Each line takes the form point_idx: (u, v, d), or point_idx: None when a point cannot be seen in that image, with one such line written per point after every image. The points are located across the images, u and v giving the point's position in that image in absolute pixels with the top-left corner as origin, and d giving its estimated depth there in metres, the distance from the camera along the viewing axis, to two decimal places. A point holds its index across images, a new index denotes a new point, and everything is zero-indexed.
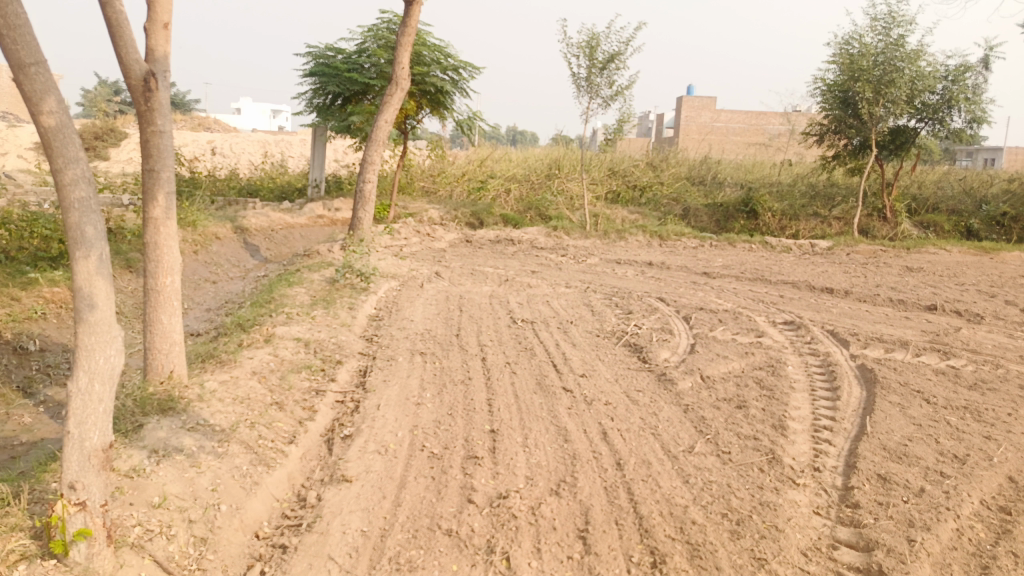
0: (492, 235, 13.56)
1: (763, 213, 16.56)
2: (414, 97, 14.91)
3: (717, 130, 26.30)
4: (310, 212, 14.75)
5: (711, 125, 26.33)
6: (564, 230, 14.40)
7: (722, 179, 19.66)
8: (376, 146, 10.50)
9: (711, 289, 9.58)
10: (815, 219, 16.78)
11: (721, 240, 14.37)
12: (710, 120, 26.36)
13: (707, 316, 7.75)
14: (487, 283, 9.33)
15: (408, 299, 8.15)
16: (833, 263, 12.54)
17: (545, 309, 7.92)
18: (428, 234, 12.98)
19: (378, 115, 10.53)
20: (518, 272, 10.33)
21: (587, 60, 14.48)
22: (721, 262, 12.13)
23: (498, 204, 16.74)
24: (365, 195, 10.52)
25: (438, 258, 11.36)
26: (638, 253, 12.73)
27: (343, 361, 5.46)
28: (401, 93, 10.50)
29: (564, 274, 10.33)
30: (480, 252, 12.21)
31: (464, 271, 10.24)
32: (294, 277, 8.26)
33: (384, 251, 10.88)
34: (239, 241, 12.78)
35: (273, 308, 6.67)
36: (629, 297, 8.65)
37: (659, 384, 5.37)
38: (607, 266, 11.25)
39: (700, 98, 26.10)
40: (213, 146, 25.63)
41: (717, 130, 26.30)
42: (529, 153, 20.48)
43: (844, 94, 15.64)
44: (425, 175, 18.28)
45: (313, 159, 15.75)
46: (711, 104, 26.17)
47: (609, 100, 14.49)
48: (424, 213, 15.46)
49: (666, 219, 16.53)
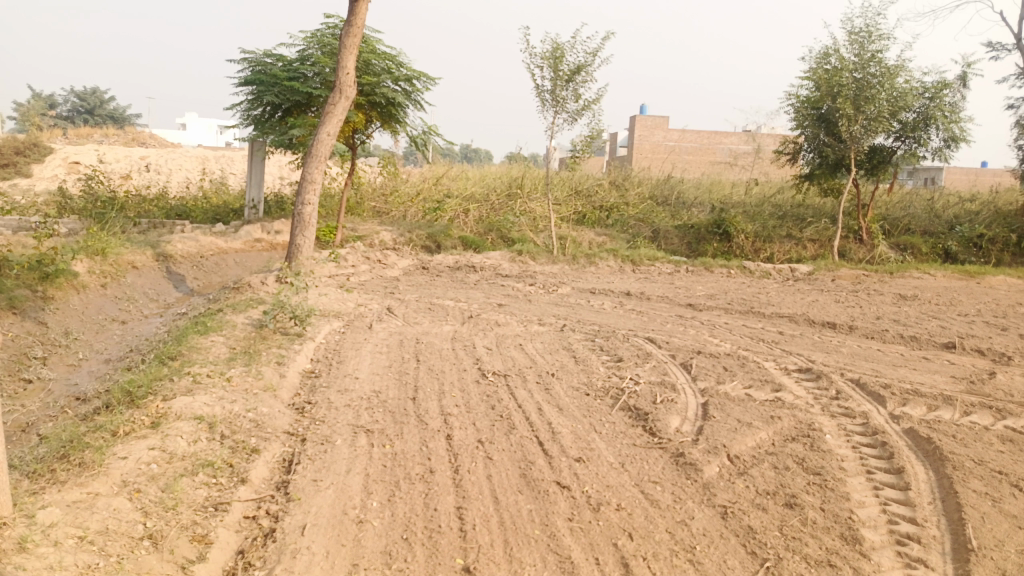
0: (450, 261, 12.30)
1: (737, 235, 15.67)
2: (363, 109, 13.57)
3: (672, 149, 25.69)
4: (246, 236, 13.26)
5: (664, 143, 25.69)
6: (529, 254, 13.20)
7: (689, 199, 18.78)
8: (317, 162, 9.12)
9: (700, 324, 8.45)
10: (789, 241, 15.98)
11: (697, 265, 13.38)
12: (663, 138, 25.70)
13: (709, 362, 6.59)
14: (447, 321, 8.03)
15: (353, 344, 6.79)
16: (820, 290, 11.62)
17: (517, 354, 6.66)
18: (379, 260, 11.62)
19: (319, 127, 9.13)
20: (482, 306, 9.07)
21: (552, 71, 13.38)
22: (702, 291, 11.07)
23: (456, 225, 15.48)
24: (304, 219, 9.11)
25: (390, 289, 10.02)
26: (611, 282, 11.59)
27: (261, 449, 4.10)
28: (346, 103, 9.16)
29: (535, 308, 9.08)
30: (437, 281, 10.90)
31: (420, 305, 8.93)
32: (215, 320, 6.83)
33: (327, 282, 9.48)
34: (162, 270, 11.17)
35: (177, 367, 5.25)
36: (613, 337, 7.46)
37: (678, 471, 4.15)
38: (581, 297, 10.08)
39: (653, 116, 25.43)
40: (147, 162, 23.79)
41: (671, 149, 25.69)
42: (488, 170, 19.29)
43: (819, 109, 15.01)
44: (376, 194, 16.92)
45: (250, 177, 14.24)
46: (664, 122, 25.51)
47: (576, 114, 13.42)
48: (375, 236, 14.12)
49: (636, 242, 15.51)
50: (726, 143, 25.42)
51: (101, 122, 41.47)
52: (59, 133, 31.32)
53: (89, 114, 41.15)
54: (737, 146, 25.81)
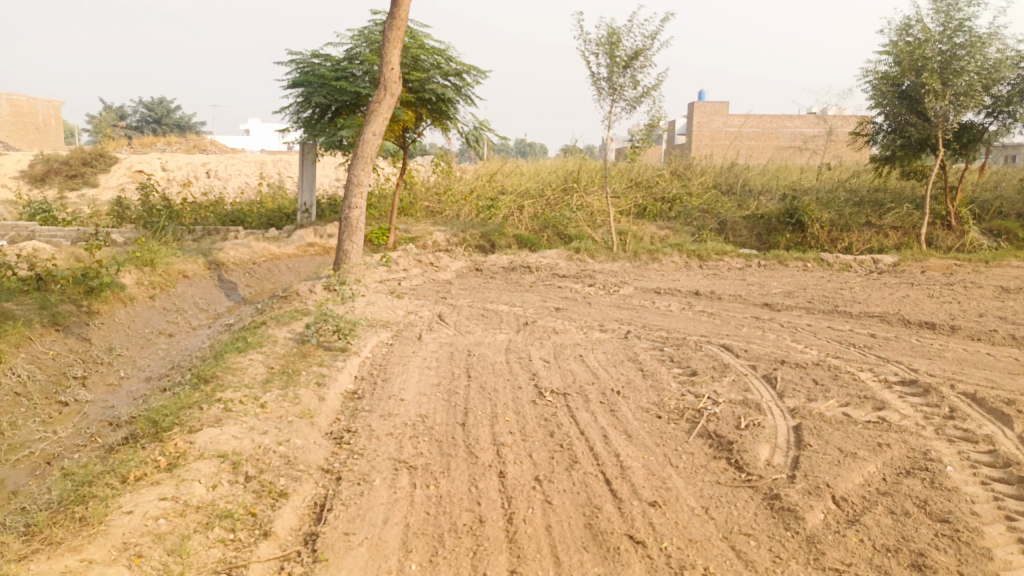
0: (505, 261, 11.77)
1: (811, 224, 14.60)
2: (413, 106, 13.15)
3: (732, 135, 24.57)
4: (299, 240, 13.06)
5: (723, 130, 24.59)
6: (588, 252, 12.55)
7: (756, 187, 17.74)
8: (363, 164, 8.68)
9: (779, 328, 7.67)
10: (869, 229, 14.84)
11: (769, 259, 12.48)
12: (722, 125, 24.59)
13: (795, 374, 5.85)
14: (502, 328, 7.49)
15: (400, 357, 6.31)
16: (909, 284, 10.59)
17: (577, 367, 6.06)
18: (431, 263, 11.17)
19: (364, 126, 8.70)
20: (538, 310, 8.50)
21: (607, 58, 12.67)
22: (777, 288, 10.21)
23: (511, 223, 14.94)
24: (351, 223, 8.70)
25: (442, 294, 9.55)
26: (676, 280, 10.84)
27: (290, 492, 3.62)
28: (391, 100, 8.69)
29: (595, 311, 8.46)
30: (491, 284, 10.38)
31: (472, 311, 8.43)
32: (257, 334, 6.45)
33: (376, 288, 9.07)
34: (213, 278, 11.00)
35: (210, 391, 4.86)
36: (684, 345, 6.77)
37: (774, 519, 3.48)
38: (645, 298, 9.39)
39: (712, 103, 24.35)
40: (207, 168, 24.06)
41: (731, 136, 24.58)
42: (542, 165, 18.69)
43: (900, 86, 13.86)
44: (429, 193, 16.53)
45: (302, 182, 14.02)
46: (723, 108, 24.40)
47: (635, 101, 12.69)
48: (428, 237, 13.74)
49: (701, 235, 14.65)
50: (789, 126, 24.09)
51: (168, 130, 42.55)
52: (125, 143, 32.13)
53: (157, 124, 42.35)
54: (802, 130, 24.44)
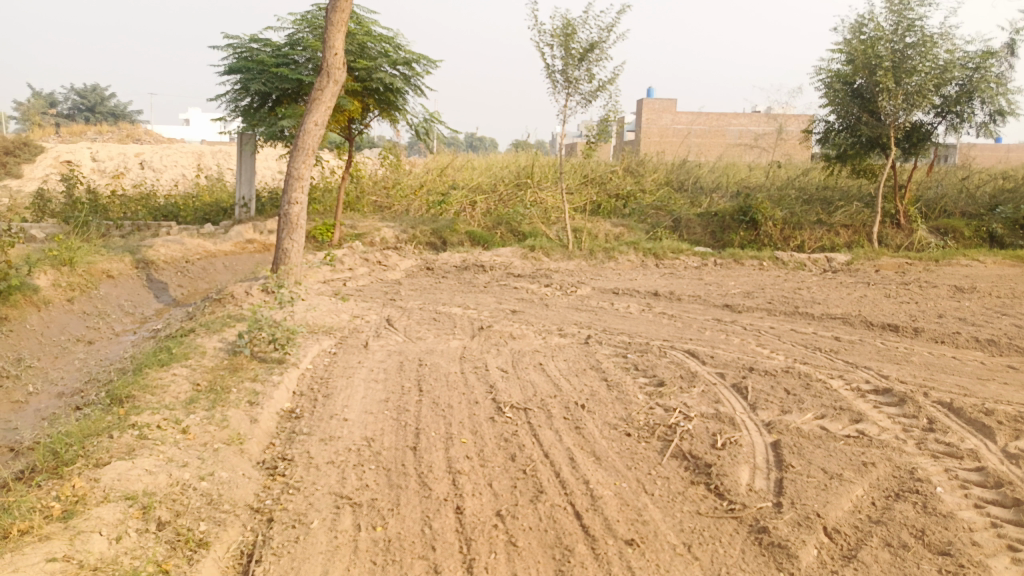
0: (457, 260, 11.30)
1: (765, 222, 14.52)
2: (359, 96, 12.51)
3: (678, 132, 24.57)
4: (236, 236, 12.34)
5: (671, 127, 24.55)
6: (543, 250, 12.16)
7: (708, 184, 17.66)
8: (303, 156, 8.07)
9: (742, 331, 7.41)
10: (821, 227, 14.87)
11: (725, 257, 12.32)
12: (670, 122, 24.56)
13: (765, 383, 5.55)
14: (454, 333, 7.02)
15: (344, 368, 5.79)
16: (864, 284, 10.53)
17: (536, 377, 5.63)
18: (378, 262, 10.60)
19: (304, 115, 8.08)
20: (493, 313, 8.06)
21: (562, 50, 12.28)
22: (735, 288, 10.00)
23: (462, 220, 14.46)
24: (292, 220, 8.08)
25: (390, 295, 9.02)
26: (633, 280, 10.55)
27: (211, 541, 3.13)
28: (334, 87, 8.09)
29: (552, 314, 8.07)
30: (443, 284, 9.90)
31: (422, 315, 7.94)
32: (184, 344, 5.84)
33: (320, 291, 8.48)
34: (142, 278, 10.21)
35: (122, 413, 4.26)
36: (647, 351, 6.43)
37: (763, 558, 3.14)
38: (603, 299, 9.04)
39: (660, 100, 24.30)
40: (141, 159, 22.81)
41: (678, 133, 24.57)
42: (493, 159, 18.23)
43: (852, 84, 13.92)
44: (377, 187, 15.88)
45: (240, 174, 13.24)
46: (672, 105, 24.36)
47: (590, 95, 12.34)
48: (375, 234, 13.18)
49: (656, 232, 14.43)
50: (736, 124, 24.18)
51: (102, 119, 40.47)
52: (52, 132, 30.29)
53: (90, 112, 40.25)
54: (749, 127, 24.60)
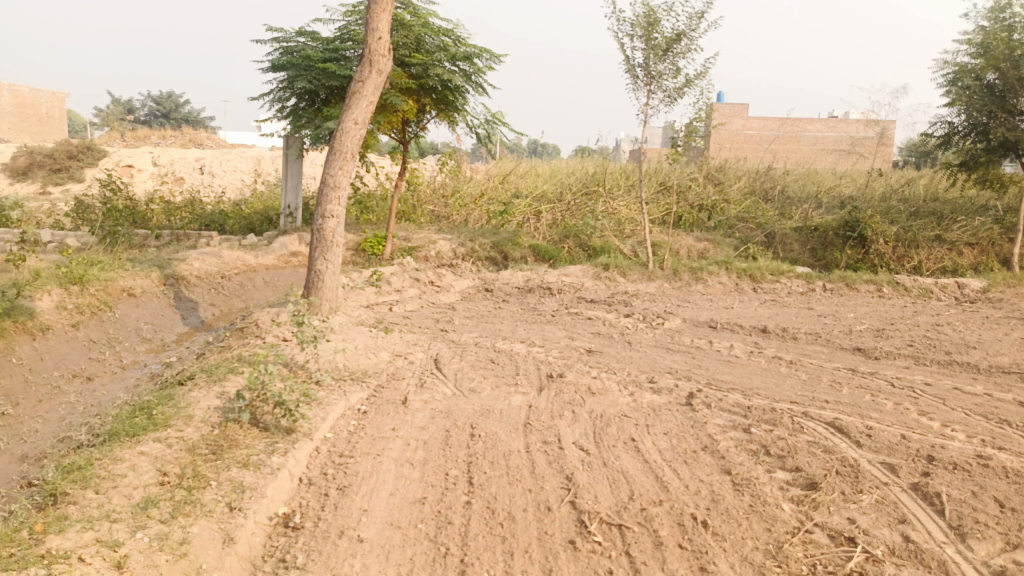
0: (520, 280, 9.87)
1: (876, 239, 12.56)
2: (415, 94, 11.22)
3: (748, 138, 22.44)
4: (280, 249, 11.26)
5: (742, 132, 22.46)
6: (618, 269, 10.59)
7: (798, 194, 15.75)
8: (340, 162, 6.72)
9: (890, 393, 5.69)
10: (941, 245, 12.83)
11: (834, 281, 10.53)
12: (741, 127, 22.48)
13: (962, 488, 3.87)
14: (516, 385, 5.54)
15: (373, 440, 4.38)
16: (1018, 319, 8.59)
17: (629, 465, 4.10)
18: (431, 282, 9.22)
19: (342, 112, 6.74)
20: (564, 353, 6.56)
21: (643, 41, 10.70)
22: (857, 323, 8.21)
23: (526, 232, 13.06)
24: (327, 236, 6.76)
25: (442, 325, 7.63)
26: (729, 311, 8.88)
27: None
28: (378, 78, 6.74)
29: (637, 357, 6.51)
30: (503, 311, 8.45)
31: (478, 353, 6.51)
32: (171, 401, 4.54)
33: (358, 322, 7.16)
34: (168, 296, 9.14)
35: (38, 528, 2.95)
36: (776, 424, 4.82)
37: None
38: (697, 336, 7.44)
39: (730, 105, 22.54)
40: (200, 164, 22.17)
41: (748, 138, 22.44)
42: (559, 166, 16.74)
43: (983, 79, 11.96)
44: (435, 195, 14.61)
45: (286, 181, 12.12)
46: (742, 110, 22.56)
47: (675, 92, 10.74)
48: (430, 247, 11.92)
49: (746, 249, 12.69)
50: (813, 129, 22.03)
51: (177, 126, 40.81)
52: (118, 136, 30.26)
53: (164, 118, 40.73)
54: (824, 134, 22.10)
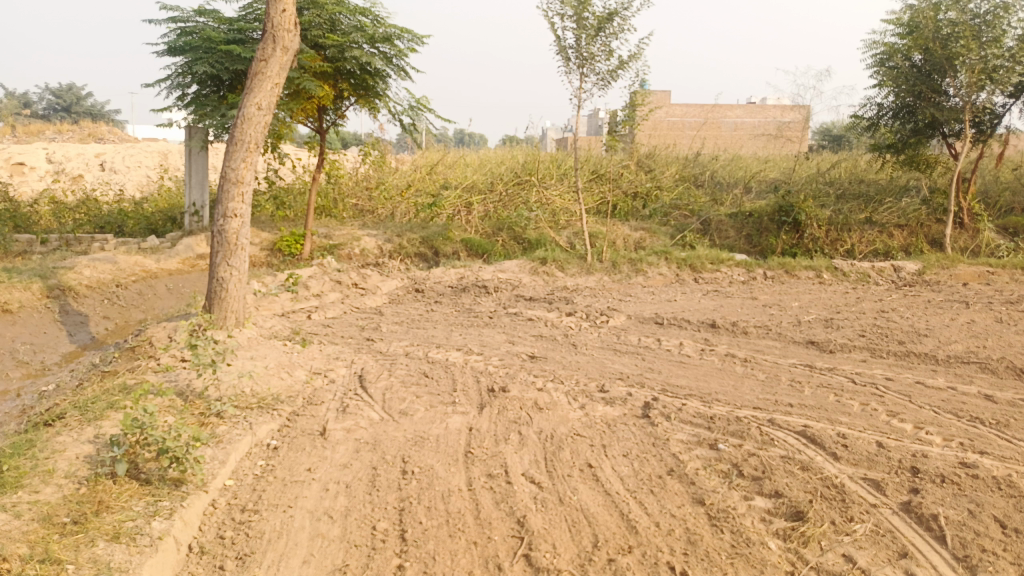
0: (452, 278, 9.22)
1: (809, 223, 12.47)
2: (330, 79, 10.35)
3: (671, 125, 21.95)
4: (185, 252, 10.25)
5: (665, 119, 21.92)
6: (556, 262, 10.06)
7: (727, 180, 15.62)
8: (243, 153, 5.89)
9: (854, 391, 5.30)
10: (871, 228, 12.86)
11: (774, 267, 10.30)
12: (663, 115, 21.98)
13: (958, 507, 3.47)
14: (453, 402, 4.90)
15: (285, 485, 3.66)
16: (958, 302, 8.51)
17: (589, 500, 3.53)
18: (354, 284, 8.44)
19: (243, 96, 5.90)
20: (504, 361, 5.95)
21: (574, 21, 10.15)
22: (805, 312, 7.93)
23: (456, 225, 12.39)
24: (230, 239, 5.92)
25: (367, 333, 6.90)
26: (672, 304, 8.47)
27: None
28: (283, 57, 5.94)
29: (584, 362, 5.96)
30: (435, 313, 7.77)
31: (408, 365, 5.83)
32: (29, 449, 3.69)
33: (270, 335, 6.35)
34: (52, 310, 8.06)
35: None
36: (744, 436, 4.31)
37: None
38: (645, 333, 6.97)
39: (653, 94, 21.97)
40: (102, 160, 20.47)
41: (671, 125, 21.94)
42: (488, 155, 16.09)
43: (910, 61, 11.98)
44: (358, 187, 13.72)
45: (190, 175, 11.06)
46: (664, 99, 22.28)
47: (609, 75, 10.25)
48: (353, 245, 11.12)
49: (683, 237, 12.40)
50: (733, 115, 21.97)
51: (80, 120, 38.03)
52: (7, 131, 27.75)
53: (65, 112, 37.91)
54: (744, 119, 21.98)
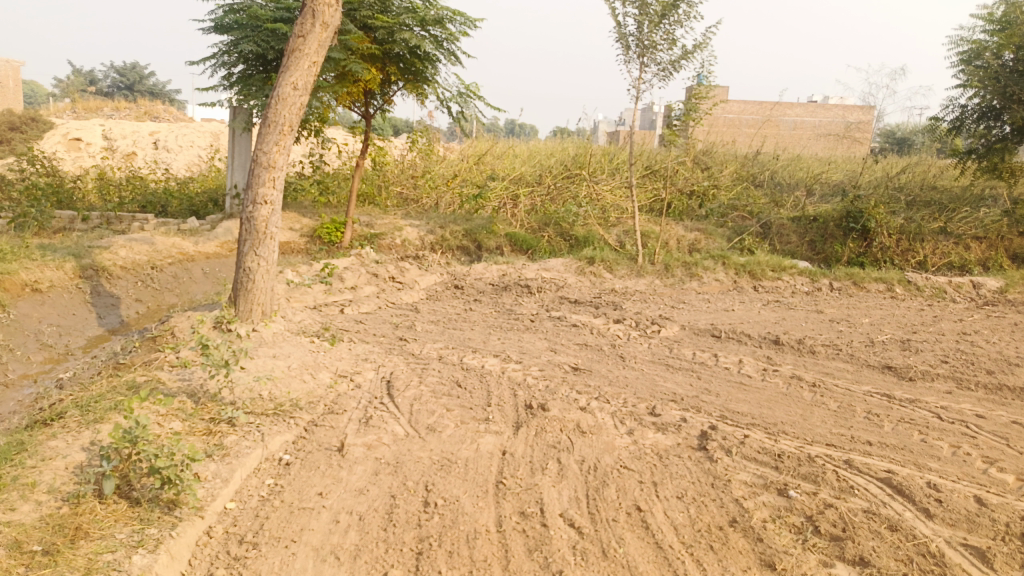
0: (494, 275, 8.76)
1: (879, 231, 11.62)
2: (377, 62, 9.94)
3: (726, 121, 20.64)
4: (224, 235, 10.03)
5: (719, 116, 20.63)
6: (605, 262, 9.51)
7: (788, 181, 14.77)
8: (275, 136, 5.48)
9: (941, 429, 4.65)
10: (947, 239, 11.95)
11: (840, 278, 9.56)
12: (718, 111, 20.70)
13: None
14: (487, 419, 4.42)
15: (293, 513, 3.25)
16: None
17: (637, 555, 3.04)
18: (391, 277, 8.03)
19: (279, 75, 5.48)
20: (545, 372, 5.45)
21: (637, 6, 9.55)
22: (878, 332, 7.23)
23: (502, 218, 11.91)
24: (259, 228, 5.54)
25: (401, 332, 6.48)
26: (730, 314, 7.84)
27: None
28: (323, 34, 5.51)
29: (632, 379, 5.41)
30: (474, 313, 7.31)
31: (441, 371, 5.36)
32: (17, 455, 3.36)
33: (298, 331, 5.98)
34: (84, 291, 7.88)
35: None
36: (817, 481, 3.78)
37: None
38: (700, 347, 6.39)
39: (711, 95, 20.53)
40: (156, 138, 20.57)
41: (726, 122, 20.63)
42: (537, 147, 15.55)
43: (1002, 60, 11.02)
44: (403, 175, 13.34)
45: (232, 157, 10.83)
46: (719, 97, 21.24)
47: (671, 66, 9.62)
48: (394, 234, 10.76)
49: (740, 240, 11.69)
50: (793, 114, 20.98)
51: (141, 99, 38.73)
52: (67, 108, 28.29)
53: (127, 91, 38.67)
54: (804, 118, 20.91)
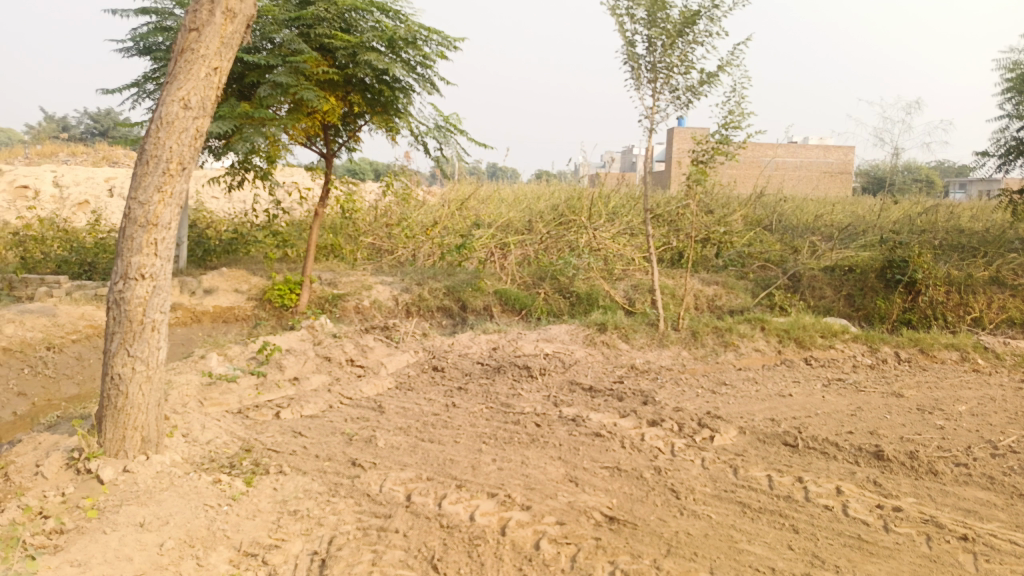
0: (483, 349, 6.95)
1: (926, 283, 9.94)
2: (337, 89, 8.22)
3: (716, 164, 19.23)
4: None
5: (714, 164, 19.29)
6: (619, 330, 7.71)
7: (798, 225, 13.09)
8: (158, 178, 3.68)
9: None
10: (1003, 290, 10.29)
11: (903, 345, 7.83)
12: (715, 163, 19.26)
13: None
14: None
15: None
16: None
17: None
18: (351, 361, 6.19)
19: (161, 87, 3.72)
20: (567, 528, 3.61)
21: (647, 22, 7.96)
22: (995, 431, 5.43)
23: (489, 272, 10.15)
24: (133, 316, 3.70)
25: (354, 450, 4.60)
26: (789, 401, 6.05)
27: None
28: (227, 27, 3.78)
29: (698, 538, 3.57)
30: (459, 410, 5.46)
31: (408, 534, 3.50)
32: None
33: (198, 463, 4.11)
34: None
35: None
36: None
37: None
38: (774, 464, 4.58)
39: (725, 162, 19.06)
40: (112, 185, 18.62)
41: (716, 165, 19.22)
42: (527, 190, 13.86)
43: None
44: (376, 224, 11.58)
45: None
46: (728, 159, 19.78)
47: (688, 92, 8.00)
48: (360, 295, 8.99)
49: (768, 296, 9.99)
50: (772, 155, 19.50)
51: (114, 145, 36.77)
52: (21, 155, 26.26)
53: (95, 135, 36.67)
54: (786, 159, 19.50)
